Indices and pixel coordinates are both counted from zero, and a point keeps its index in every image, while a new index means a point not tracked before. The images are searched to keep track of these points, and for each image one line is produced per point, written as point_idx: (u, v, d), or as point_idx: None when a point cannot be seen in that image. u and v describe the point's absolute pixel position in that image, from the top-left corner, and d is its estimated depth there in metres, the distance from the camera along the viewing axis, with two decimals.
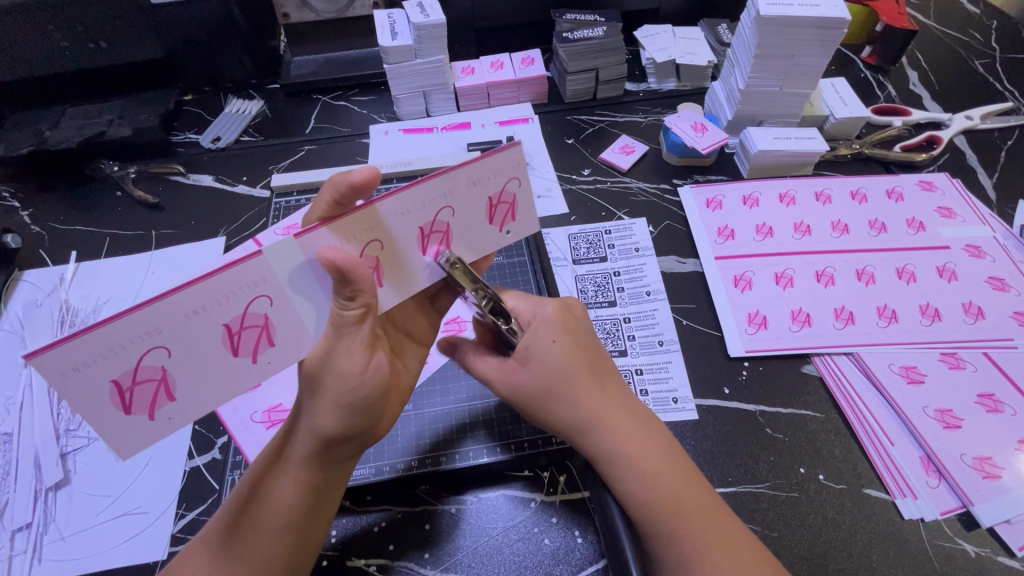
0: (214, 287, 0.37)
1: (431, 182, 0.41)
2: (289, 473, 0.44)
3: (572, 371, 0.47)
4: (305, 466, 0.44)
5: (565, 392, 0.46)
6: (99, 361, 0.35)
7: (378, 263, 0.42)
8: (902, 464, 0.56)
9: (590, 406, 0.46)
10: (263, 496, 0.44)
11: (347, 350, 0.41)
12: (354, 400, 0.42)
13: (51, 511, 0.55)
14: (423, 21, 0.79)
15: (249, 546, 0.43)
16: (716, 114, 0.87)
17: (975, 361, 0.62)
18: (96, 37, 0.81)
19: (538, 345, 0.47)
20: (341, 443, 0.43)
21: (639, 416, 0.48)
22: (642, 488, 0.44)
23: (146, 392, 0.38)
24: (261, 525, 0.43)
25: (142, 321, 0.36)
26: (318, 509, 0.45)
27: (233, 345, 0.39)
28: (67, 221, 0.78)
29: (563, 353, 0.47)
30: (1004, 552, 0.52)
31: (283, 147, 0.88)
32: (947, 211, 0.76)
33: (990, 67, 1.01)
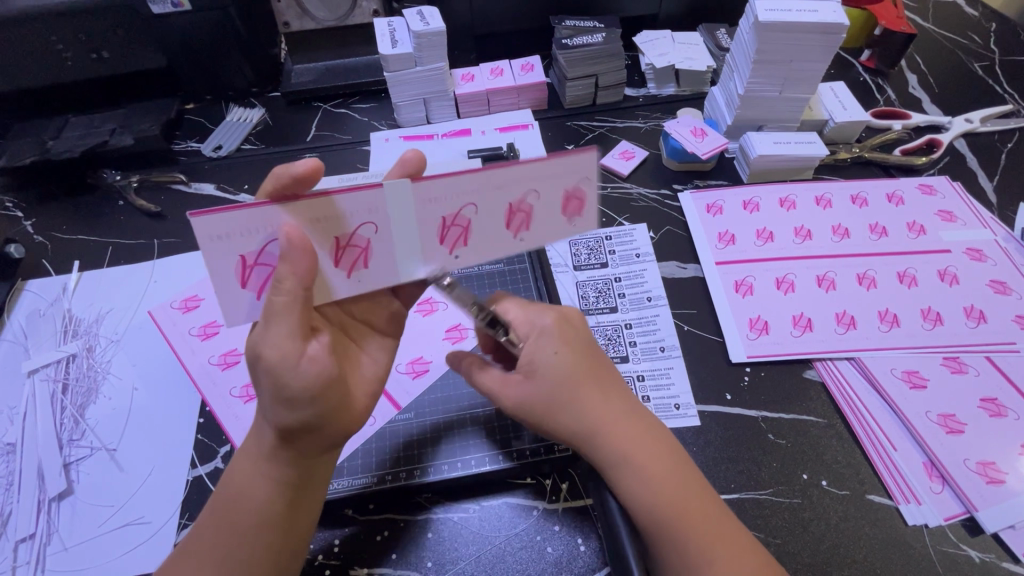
0: (338, 205, 0.41)
1: (520, 165, 0.42)
2: (256, 469, 0.44)
3: (571, 378, 0.47)
4: (269, 460, 0.44)
5: (568, 402, 0.46)
6: (237, 236, 0.40)
7: (468, 226, 0.45)
8: (906, 470, 0.56)
9: (589, 415, 0.46)
10: (233, 493, 0.44)
11: (275, 337, 0.40)
12: (287, 391, 0.40)
13: (54, 521, 0.55)
14: (423, 29, 0.79)
15: (221, 542, 0.43)
16: (716, 119, 0.87)
17: (977, 365, 0.62)
18: (98, 47, 0.82)
19: (541, 359, 0.47)
20: (287, 434, 0.42)
21: (643, 423, 0.47)
22: (655, 497, 0.44)
23: (261, 274, 0.43)
24: (233, 521, 0.44)
25: (270, 214, 0.40)
26: (293, 505, 0.44)
27: (336, 257, 0.44)
28: (69, 231, 0.79)
29: (564, 362, 0.47)
30: (1009, 558, 0.52)
31: (285, 155, 0.88)
32: (948, 214, 0.76)
33: (990, 70, 1.01)
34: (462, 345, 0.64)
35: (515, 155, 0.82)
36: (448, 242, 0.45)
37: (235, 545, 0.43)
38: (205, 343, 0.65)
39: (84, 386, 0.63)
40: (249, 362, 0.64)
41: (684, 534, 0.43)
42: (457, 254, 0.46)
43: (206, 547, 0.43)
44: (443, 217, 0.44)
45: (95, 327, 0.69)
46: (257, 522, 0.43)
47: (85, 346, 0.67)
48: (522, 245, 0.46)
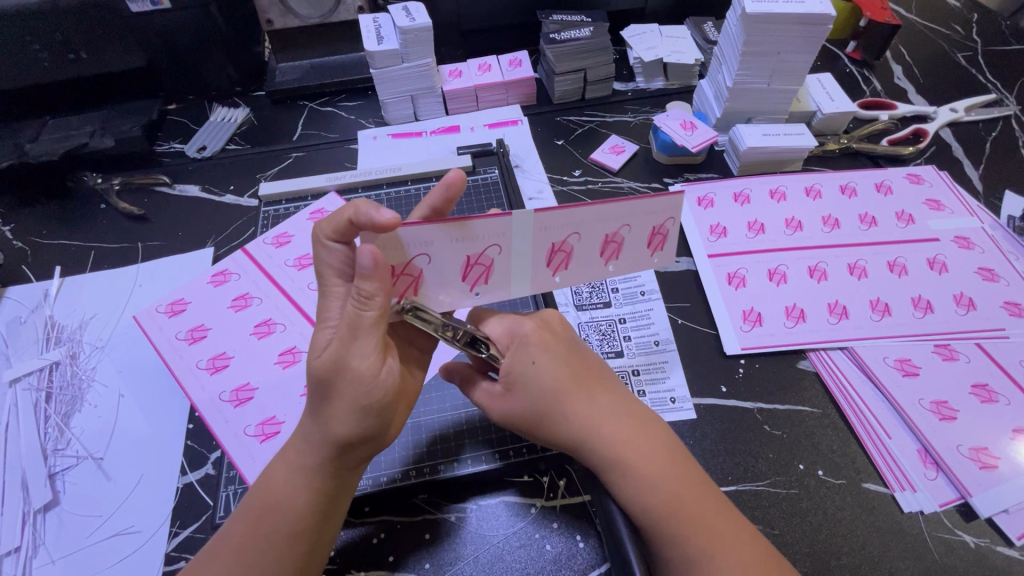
0: (474, 229, 0.43)
1: (619, 204, 0.46)
2: (299, 482, 0.43)
3: (556, 385, 0.47)
4: (317, 476, 0.43)
5: (554, 408, 0.46)
6: (397, 249, 0.42)
7: (572, 251, 0.48)
8: (901, 457, 0.56)
9: (577, 417, 0.46)
10: (271, 503, 0.43)
11: (361, 350, 0.41)
12: (369, 402, 0.42)
13: (40, 534, 0.53)
14: (410, 24, 0.78)
15: (252, 554, 0.41)
16: (705, 112, 0.87)
17: (968, 352, 0.62)
18: (75, 47, 0.80)
19: (521, 370, 0.47)
20: (355, 447, 0.43)
21: (633, 420, 0.47)
22: (650, 492, 0.43)
23: (405, 282, 0.45)
24: (267, 532, 0.42)
25: (426, 234, 0.42)
26: (326, 521, 0.44)
27: (464, 273, 0.46)
28: (50, 236, 0.77)
29: (546, 370, 0.47)
30: (1003, 543, 0.52)
31: (270, 154, 0.87)
32: (936, 203, 0.77)
33: (973, 60, 1.02)
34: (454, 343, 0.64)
35: (505, 151, 0.82)
36: (553, 266, 0.48)
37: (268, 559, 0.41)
38: (192, 347, 0.64)
39: (68, 394, 0.62)
40: (238, 364, 0.62)
41: (680, 526, 0.43)
42: (559, 276, 0.49)
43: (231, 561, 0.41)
44: (554, 243, 0.46)
45: (79, 334, 0.67)
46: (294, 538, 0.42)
47: (69, 354, 0.65)
48: (609, 270, 0.50)
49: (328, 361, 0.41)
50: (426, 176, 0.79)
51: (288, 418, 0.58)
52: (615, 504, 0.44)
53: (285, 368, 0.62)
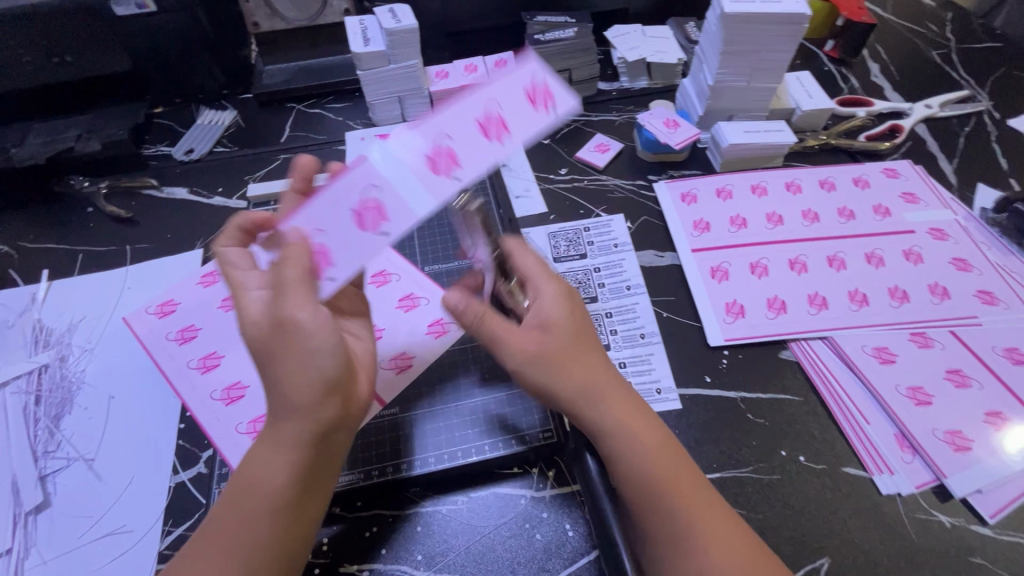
0: None
1: None
2: (270, 455, 0.43)
3: (581, 335, 0.49)
4: (290, 450, 0.43)
5: (537, 368, 0.47)
6: None
7: None
8: (878, 442, 0.58)
9: (562, 378, 0.47)
10: (250, 479, 0.43)
11: (297, 303, 0.42)
12: (315, 354, 0.42)
13: (31, 536, 0.53)
14: (396, 26, 0.79)
15: (238, 533, 0.42)
16: (688, 110, 0.89)
17: (942, 339, 0.64)
18: (60, 51, 0.80)
19: (554, 312, 0.49)
20: (318, 406, 0.42)
21: (614, 385, 0.48)
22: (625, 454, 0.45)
23: None
24: (251, 509, 0.42)
25: None
26: (304, 491, 0.44)
27: None
28: (37, 240, 0.77)
29: (575, 317, 0.49)
30: (977, 521, 0.54)
31: (259, 156, 0.87)
32: (912, 196, 0.79)
33: (946, 57, 1.05)
34: (444, 338, 0.64)
35: None
36: None
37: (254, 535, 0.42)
38: (183, 347, 0.64)
39: (58, 397, 0.62)
40: (229, 363, 0.63)
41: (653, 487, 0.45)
42: None
43: (225, 543, 0.42)
44: None
45: (68, 337, 0.67)
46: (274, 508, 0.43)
47: (58, 356, 0.65)
48: None
49: (269, 327, 0.42)
50: None
51: None
52: (593, 457, 0.50)
53: None
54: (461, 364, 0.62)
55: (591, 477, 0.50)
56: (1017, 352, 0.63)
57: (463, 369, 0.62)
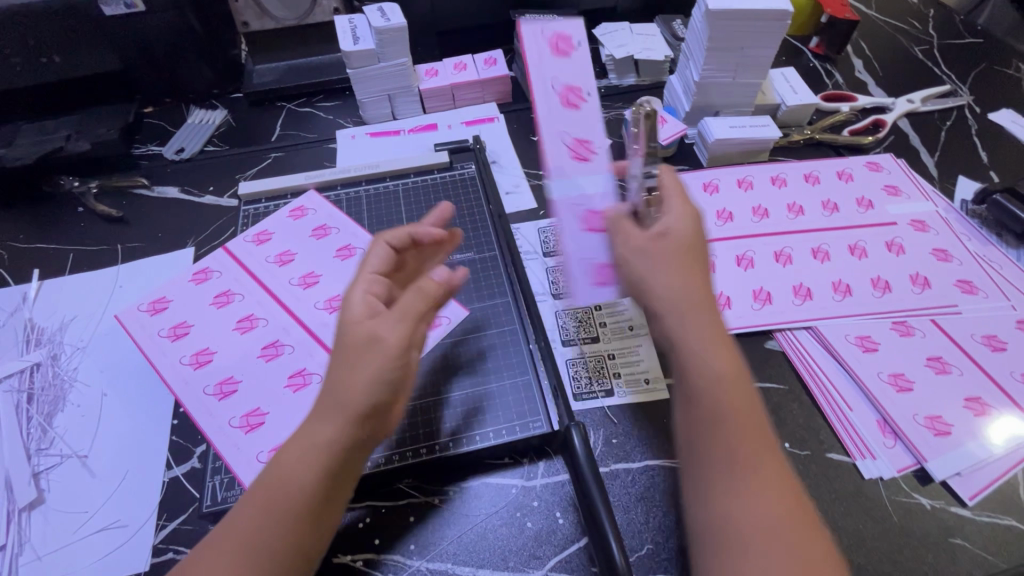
0: None
1: None
2: (305, 459, 0.43)
3: (689, 251, 0.50)
4: (323, 455, 0.43)
5: (650, 267, 0.50)
6: None
7: None
8: (861, 428, 0.59)
9: (666, 283, 0.49)
10: (277, 479, 0.43)
11: (393, 326, 0.45)
12: (387, 371, 0.44)
13: (25, 532, 0.54)
14: (385, 25, 0.80)
15: (259, 528, 0.42)
16: (675, 107, 0.90)
17: (923, 328, 0.66)
18: (48, 51, 0.80)
19: (671, 226, 0.51)
20: (365, 418, 0.44)
21: (721, 328, 0.48)
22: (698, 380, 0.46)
23: None
24: (273, 512, 0.42)
25: None
26: (331, 498, 0.44)
27: None
28: (27, 240, 0.77)
29: (688, 238, 0.51)
30: (957, 503, 0.55)
31: (250, 155, 0.87)
32: (894, 188, 0.81)
33: (929, 53, 1.07)
34: (434, 334, 0.64)
35: (481, 146, 0.83)
36: None
37: (275, 533, 0.42)
38: (175, 344, 0.64)
39: (50, 395, 0.62)
40: (221, 359, 0.63)
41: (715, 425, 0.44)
42: None
43: (245, 543, 0.41)
44: None
45: (59, 336, 0.67)
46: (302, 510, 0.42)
47: (50, 355, 0.65)
48: None
49: (362, 337, 0.45)
50: (404, 173, 0.81)
51: (271, 409, 0.59)
52: (578, 435, 0.53)
53: (267, 362, 0.63)
54: (452, 357, 0.63)
55: (579, 457, 0.52)
56: (995, 339, 0.65)
57: (454, 362, 0.63)
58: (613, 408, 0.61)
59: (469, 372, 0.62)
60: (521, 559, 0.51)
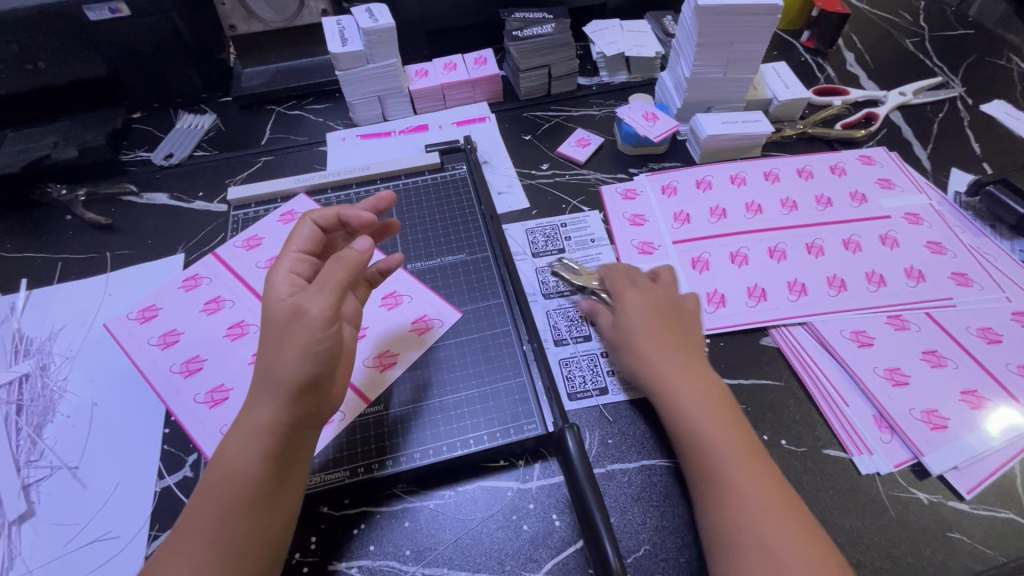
0: None
1: None
2: (251, 445, 0.44)
3: (643, 326, 0.58)
4: (266, 435, 0.44)
5: (635, 344, 0.58)
6: None
7: None
8: (857, 423, 0.59)
9: (642, 355, 0.57)
10: (225, 470, 0.43)
11: (316, 299, 0.45)
12: (318, 347, 0.44)
13: (15, 546, 0.53)
14: (373, 25, 0.79)
15: (210, 517, 0.42)
16: (667, 103, 0.90)
17: (919, 321, 0.65)
18: (34, 58, 0.79)
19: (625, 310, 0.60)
20: (304, 395, 0.45)
21: (693, 380, 0.54)
22: (691, 432, 0.51)
23: None
24: (227, 501, 0.42)
25: None
26: (280, 481, 0.45)
27: None
28: (15, 249, 0.76)
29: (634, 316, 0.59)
30: (954, 497, 0.55)
31: (240, 159, 0.87)
32: (887, 182, 0.81)
33: (920, 46, 1.06)
34: (428, 336, 0.64)
35: (472, 147, 0.82)
36: None
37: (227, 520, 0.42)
38: (165, 352, 0.64)
39: (39, 406, 0.62)
40: (212, 367, 0.63)
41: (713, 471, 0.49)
42: None
43: (201, 534, 0.42)
44: None
45: (48, 345, 0.67)
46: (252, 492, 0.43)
47: (39, 365, 0.64)
48: None
49: (285, 314, 0.45)
50: (395, 174, 0.80)
51: None
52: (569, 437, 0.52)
53: None
54: (445, 360, 0.63)
55: (573, 458, 0.51)
56: (991, 332, 0.64)
57: (447, 365, 0.62)
58: (608, 407, 0.60)
59: (462, 375, 0.61)
60: (518, 562, 0.51)
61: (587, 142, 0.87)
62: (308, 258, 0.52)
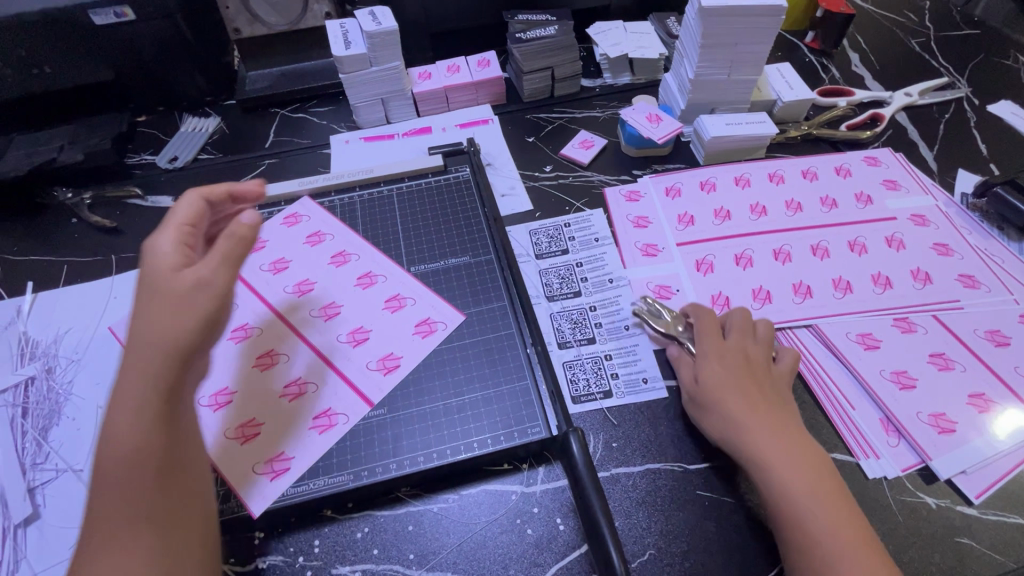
0: None
1: None
2: (145, 418, 0.42)
3: (730, 385, 0.55)
4: (159, 407, 0.43)
5: (720, 404, 0.55)
6: None
7: None
8: (864, 426, 0.58)
9: (738, 419, 0.53)
10: (120, 449, 0.41)
11: (216, 271, 0.47)
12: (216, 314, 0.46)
13: (21, 549, 0.53)
14: (376, 28, 0.79)
15: (118, 501, 0.40)
16: (670, 105, 0.89)
17: (925, 324, 0.65)
18: (40, 62, 0.79)
19: (708, 366, 0.57)
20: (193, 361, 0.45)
21: (789, 447, 0.52)
22: (789, 506, 0.49)
23: None
24: (133, 481, 0.41)
25: None
26: (177, 453, 0.44)
27: None
28: (21, 252, 0.76)
29: (719, 375, 0.56)
30: (962, 502, 0.54)
31: (244, 162, 0.87)
32: (893, 183, 0.80)
33: (926, 46, 1.06)
34: (431, 339, 0.64)
35: (476, 149, 0.82)
36: None
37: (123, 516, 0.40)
38: None
39: (45, 409, 0.62)
40: None
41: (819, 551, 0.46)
42: None
43: (115, 519, 0.40)
44: None
45: (54, 348, 0.67)
46: (153, 471, 0.42)
47: (44, 368, 0.65)
48: None
49: (185, 285, 0.46)
50: (398, 177, 0.80)
51: (268, 418, 0.58)
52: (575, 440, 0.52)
53: (261, 371, 0.61)
54: (448, 363, 0.62)
55: (577, 462, 0.51)
56: (998, 334, 0.64)
57: (450, 368, 0.62)
58: (612, 410, 0.60)
59: (466, 378, 0.61)
60: (522, 567, 0.50)
61: (592, 142, 0.88)
62: (189, 231, 0.52)
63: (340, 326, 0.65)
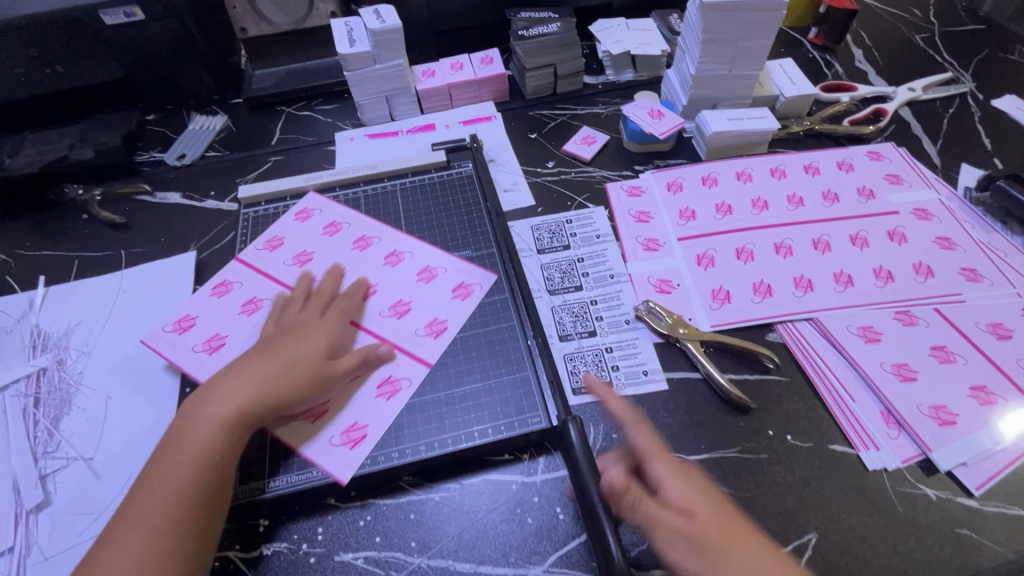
0: None
1: None
2: (206, 442, 0.50)
3: (712, 519, 0.47)
4: (221, 437, 0.51)
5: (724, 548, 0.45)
6: None
7: None
8: (864, 418, 0.58)
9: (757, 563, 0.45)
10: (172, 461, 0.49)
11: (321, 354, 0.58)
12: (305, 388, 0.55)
13: (33, 534, 0.54)
14: (380, 26, 0.80)
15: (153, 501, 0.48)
16: (672, 101, 0.90)
17: (927, 317, 0.65)
18: (52, 61, 0.81)
19: (683, 496, 0.48)
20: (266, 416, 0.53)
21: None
22: None
23: None
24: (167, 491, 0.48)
25: None
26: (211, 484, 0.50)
27: None
28: (33, 247, 0.78)
29: (693, 499, 0.48)
30: (962, 493, 0.54)
31: (250, 160, 0.88)
32: (895, 177, 0.80)
33: (930, 41, 1.05)
34: (465, 301, 0.67)
35: (479, 145, 0.83)
36: None
37: (166, 494, 0.48)
38: (184, 335, 0.66)
39: (56, 399, 0.63)
40: (235, 341, 0.65)
41: None
42: None
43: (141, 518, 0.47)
44: None
45: (65, 340, 0.68)
46: (191, 492, 0.48)
47: (56, 359, 0.66)
48: None
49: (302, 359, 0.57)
50: (401, 173, 0.81)
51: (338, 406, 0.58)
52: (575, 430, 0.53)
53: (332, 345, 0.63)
54: (450, 355, 0.63)
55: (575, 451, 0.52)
56: (1000, 328, 0.64)
57: (452, 360, 0.63)
58: None
59: (468, 370, 0.62)
60: (522, 555, 0.51)
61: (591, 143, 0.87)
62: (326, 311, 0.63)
63: (379, 301, 0.67)
